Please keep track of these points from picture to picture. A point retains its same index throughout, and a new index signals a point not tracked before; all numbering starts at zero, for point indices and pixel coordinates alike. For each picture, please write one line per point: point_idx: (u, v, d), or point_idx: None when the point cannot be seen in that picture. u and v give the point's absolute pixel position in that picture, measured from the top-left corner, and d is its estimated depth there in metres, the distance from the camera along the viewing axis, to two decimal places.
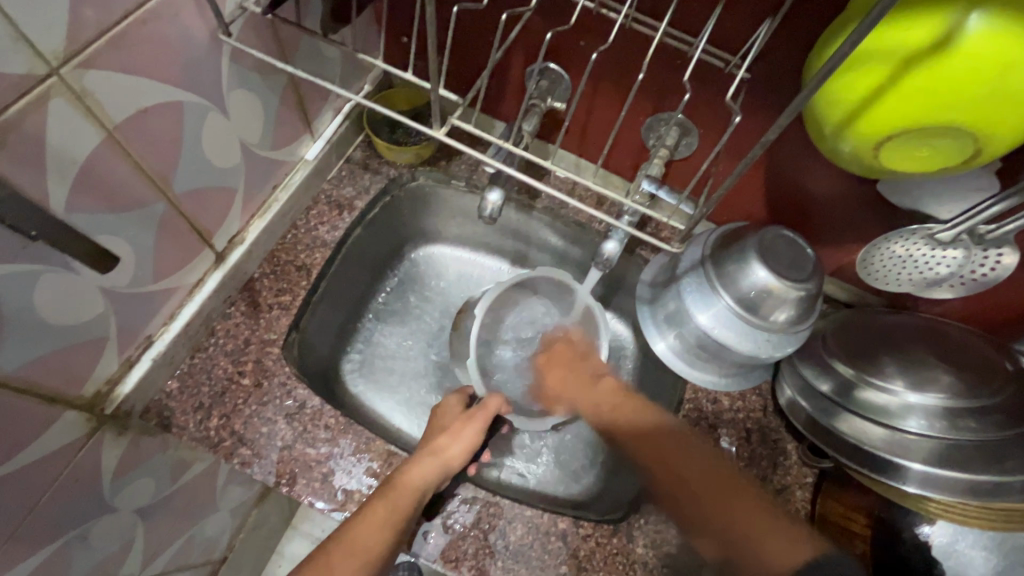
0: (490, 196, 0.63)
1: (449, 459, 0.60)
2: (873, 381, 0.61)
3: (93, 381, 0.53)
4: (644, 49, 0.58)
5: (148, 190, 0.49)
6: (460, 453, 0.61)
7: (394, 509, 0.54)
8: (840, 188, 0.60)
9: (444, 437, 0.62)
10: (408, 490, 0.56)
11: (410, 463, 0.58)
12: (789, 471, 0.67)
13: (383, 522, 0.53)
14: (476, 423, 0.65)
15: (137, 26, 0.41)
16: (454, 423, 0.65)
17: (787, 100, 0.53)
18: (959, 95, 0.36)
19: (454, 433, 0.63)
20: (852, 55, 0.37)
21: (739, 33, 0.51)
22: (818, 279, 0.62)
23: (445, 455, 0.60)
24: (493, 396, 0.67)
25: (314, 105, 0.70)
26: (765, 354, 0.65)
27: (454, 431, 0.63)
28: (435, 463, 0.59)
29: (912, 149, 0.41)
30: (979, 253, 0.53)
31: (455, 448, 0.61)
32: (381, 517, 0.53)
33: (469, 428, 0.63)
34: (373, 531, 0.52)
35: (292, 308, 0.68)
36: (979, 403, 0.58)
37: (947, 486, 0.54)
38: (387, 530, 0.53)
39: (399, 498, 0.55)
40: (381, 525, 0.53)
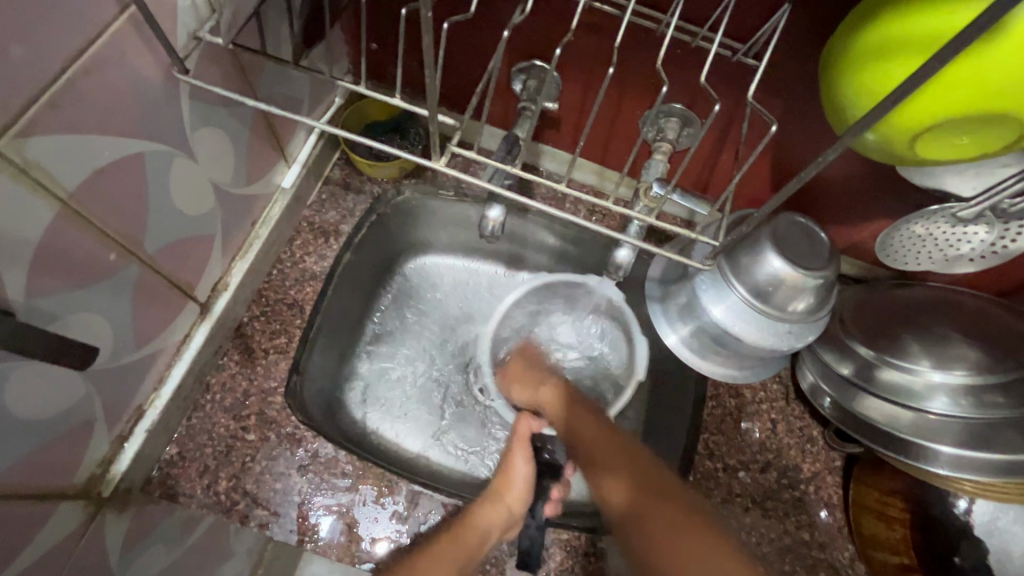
0: (490, 213, 0.59)
1: (511, 501, 0.58)
2: (896, 362, 0.60)
3: (84, 465, 0.49)
4: (641, 44, 0.54)
5: (117, 255, 0.44)
6: (520, 494, 0.59)
7: (456, 551, 0.53)
8: (856, 170, 0.57)
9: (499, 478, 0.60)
10: (473, 533, 0.55)
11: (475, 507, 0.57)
12: (818, 457, 0.67)
13: (446, 559, 0.52)
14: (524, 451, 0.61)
15: (79, 79, 0.35)
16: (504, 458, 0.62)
17: (800, 86, 0.50)
18: (1002, 84, 0.33)
19: (509, 468, 0.60)
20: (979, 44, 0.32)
21: (748, 21, 0.47)
22: (835, 263, 0.60)
23: (506, 497, 0.58)
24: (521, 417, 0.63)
25: (287, 130, 0.64)
26: (785, 345, 0.63)
27: (507, 468, 0.61)
28: (501, 514, 0.57)
29: (948, 138, 0.39)
30: (1001, 228, 0.52)
31: (514, 490, 0.59)
32: (443, 555, 0.52)
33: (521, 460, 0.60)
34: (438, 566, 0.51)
35: (290, 350, 0.64)
36: (1003, 376, 0.57)
37: (981, 466, 0.54)
38: (453, 561, 0.52)
39: (459, 543, 0.54)
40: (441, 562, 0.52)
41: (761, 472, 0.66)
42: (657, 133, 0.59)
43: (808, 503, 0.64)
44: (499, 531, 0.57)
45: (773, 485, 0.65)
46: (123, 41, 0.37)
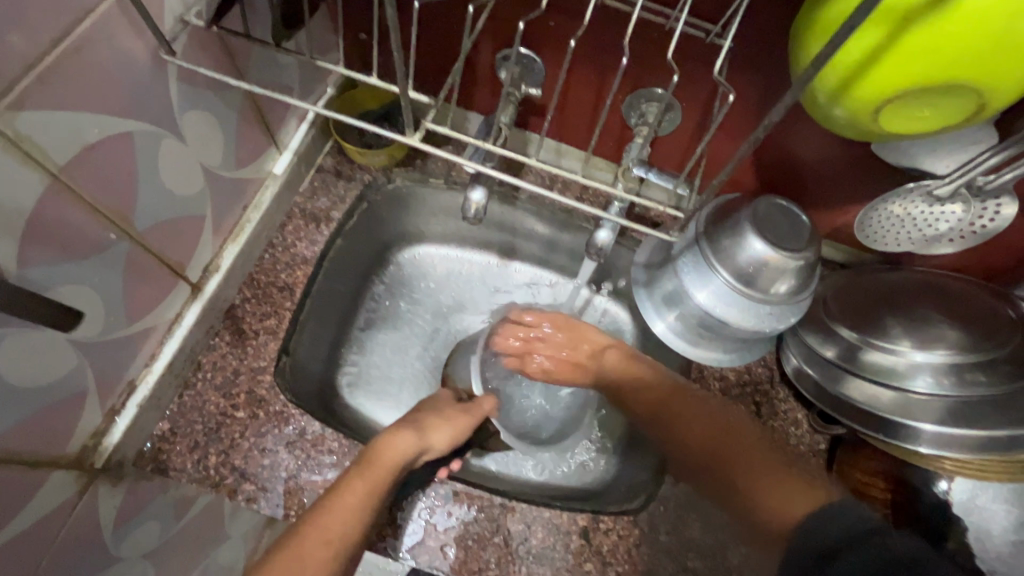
0: (472, 196, 0.60)
1: (429, 442, 0.58)
2: (879, 343, 0.60)
3: (77, 437, 0.51)
4: (617, 28, 0.55)
5: (107, 229, 0.45)
6: (447, 440, 0.59)
7: (369, 483, 0.51)
8: (834, 151, 0.57)
9: (431, 419, 0.60)
10: (385, 465, 0.53)
11: (390, 435, 0.55)
12: (802, 440, 0.67)
13: (362, 498, 0.50)
14: (468, 417, 0.63)
15: (67, 57, 0.37)
16: (444, 408, 0.62)
17: (772, 66, 0.51)
18: (960, 50, 0.34)
19: (442, 417, 0.60)
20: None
21: (717, 1, 0.48)
22: (816, 245, 0.61)
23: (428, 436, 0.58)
24: (486, 395, 0.66)
25: (278, 117, 0.66)
26: (767, 327, 0.64)
27: (441, 415, 0.61)
28: (416, 441, 0.56)
29: (913, 109, 0.39)
30: (977, 206, 0.52)
31: (440, 433, 0.59)
32: (362, 487, 0.51)
33: (459, 419, 0.61)
34: (348, 511, 0.49)
35: (279, 330, 0.65)
36: (984, 354, 0.57)
37: (959, 444, 0.55)
38: (364, 507, 0.50)
39: (377, 470, 0.52)
40: (357, 505, 0.50)
41: None
42: (639, 117, 0.60)
43: None
44: (410, 461, 0.56)
45: None
46: (109, 23, 0.39)
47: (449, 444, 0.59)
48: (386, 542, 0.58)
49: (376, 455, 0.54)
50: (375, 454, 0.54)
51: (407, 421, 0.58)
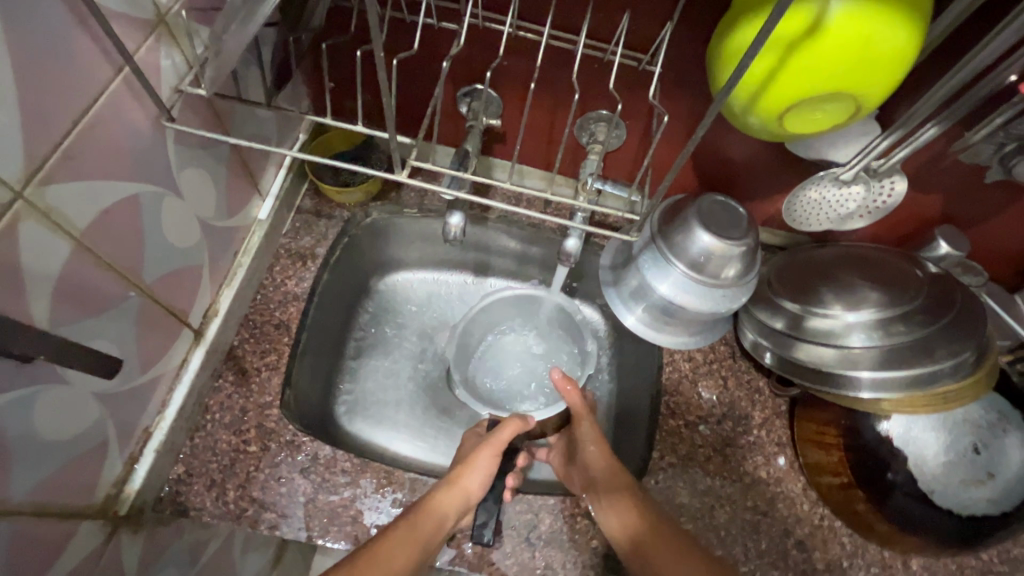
0: (451, 220, 0.66)
1: (468, 491, 0.61)
2: (817, 310, 0.69)
3: (102, 486, 0.53)
4: (562, 63, 0.63)
5: (121, 285, 0.49)
6: (478, 480, 0.62)
7: (417, 532, 0.55)
8: (757, 150, 0.67)
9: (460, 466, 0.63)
10: (432, 518, 0.57)
11: (435, 490, 0.59)
12: (765, 404, 0.75)
13: (409, 544, 0.53)
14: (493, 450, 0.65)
15: (85, 133, 0.41)
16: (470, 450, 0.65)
17: (697, 85, 0.60)
18: (834, 66, 0.43)
19: (473, 461, 0.64)
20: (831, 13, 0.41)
21: (645, 36, 0.57)
22: (754, 232, 0.70)
23: (463, 483, 0.61)
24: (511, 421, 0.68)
25: (259, 165, 0.70)
26: (723, 309, 0.72)
27: (470, 459, 0.64)
28: (460, 494, 0.60)
29: (809, 114, 0.48)
30: (876, 185, 0.63)
31: (474, 478, 0.62)
32: (404, 542, 0.53)
33: (487, 459, 0.64)
34: (399, 551, 0.52)
35: (281, 365, 0.69)
36: (904, 308, 0.66)
37: (894, 384, 0.62)
38: (408, 557, 0.52)
39: (420, 524, 0.55)
40: (403, 551, 0.52)
41: (718, 423, 0.74)
42: (589, 137, 0.68)
43: (762, 446, 0.72)
44: (455, 514, 0.60)
45: (730, 433, 0.73)
46: (119, 99, 0.43)
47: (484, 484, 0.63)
48: None
49: (424, 508, 0.57)
50: (422, 508, 0.57)
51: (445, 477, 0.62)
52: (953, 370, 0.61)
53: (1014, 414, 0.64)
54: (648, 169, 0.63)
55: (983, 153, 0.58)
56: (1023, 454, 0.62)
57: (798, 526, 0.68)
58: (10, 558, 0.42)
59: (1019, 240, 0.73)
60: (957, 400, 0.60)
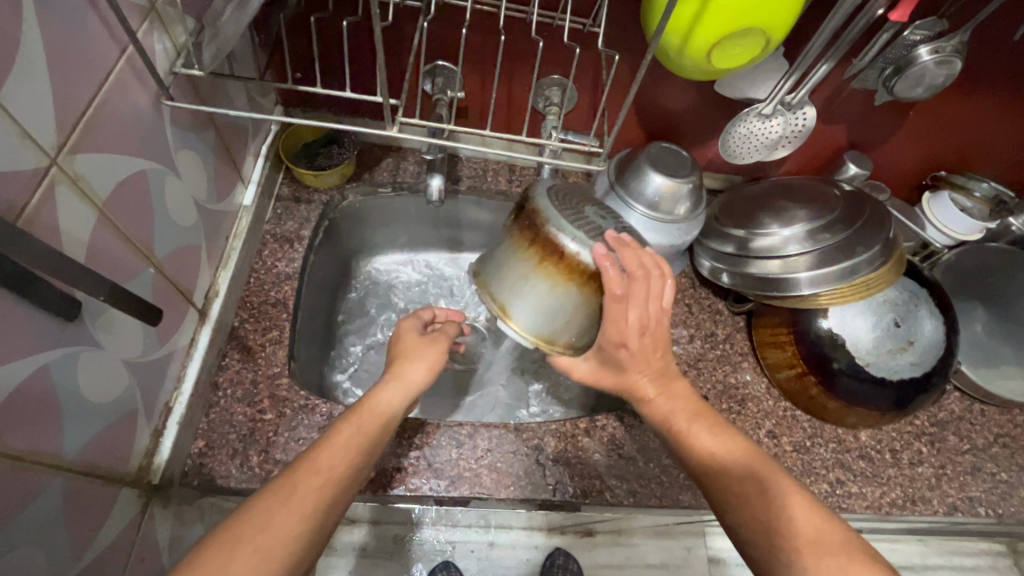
0: (433, 183, 0.72)
1: (410, 383, 0.60)
2: (758, 231, 0.79)
3: (134, 456, 0.55)
4: (516, 32, 0.70)
5: (137, 258, 0.52)
6: (421, 372, 0.62)
7: (358, 433, 0.53)
8: (693, 98, 0.77)
9: (401, 363, 0.62)
10: (376, 415, 0.56)
11: (376, 390, 0.59)
12: (727, 322, 0.85)
13: (347, 444, 0.52)
14: (434, 347, 0.65)
15: (101, 108, 0.45)
16: (411, 348, 0.65)
17: (636, 42, 0.69)
18: (743, 5, 0.53)
19: (414, 358, 0.63)
20: None
21: (588, 2, 0.65)
22: (697, 170, 0.80)
23: (407, 378, 0.61)
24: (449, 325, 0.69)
25: (240, 153, 0.74)
26: (680, 240, 0.81)
27: (411, 354, 0.63)
28: (399, 389, 0.59)
29: (730, 51, 0.58)
30: (790, 115, 0.73)
31: (414, 369, 0.62)
32: (349, 438, 0.52)
33: (429, 351, 0.64)
34: (337, 454, 0.50)
35: (283, 339, 0.72)
36: (827, 219, 0.77)
37: (827, 280, 0.73)
38: (351, 450, 0.51)
39: (363, 420, 0.55)
40: (345, 447, 0.51)
41: (690, 343, 0.83)
42: (546, 101, 0.76)
43: (730, 357, 0.82)
44: (401, 409, 0.59)
45: (699, 350, 0.82)
46: (124, 78, 0.47)
47: (429, 373, 0.63)
48: (417, 486, 0.67)
49: (364, 408, 0.56)
50: (363, 409, 0.56)
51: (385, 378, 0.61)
52: (870, 261, 0.72)
53: (922, 292, 0.76)
54: (601, 116, 0.71)
55: (870, 78, 0.70)
56: (931, 324, 0.73)
57: (767, 419, 0.78)
58: (62, 510, 0.44)
59: (911, 157, 0.86)
60: (877, 285, 0.72)
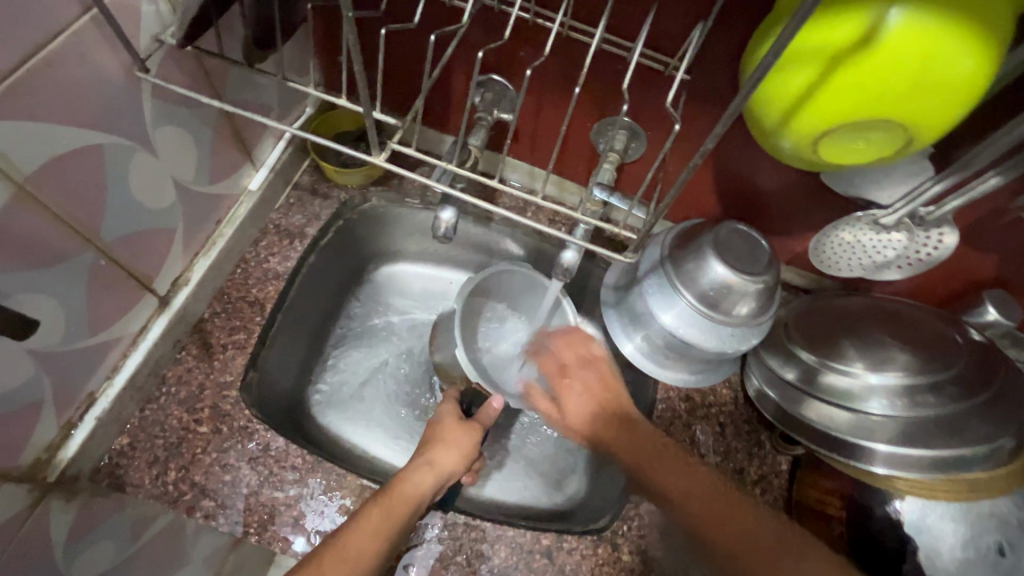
0: (442, 215, 0.62)
1: (442, 468, 0.58)
2: (835, 365, 0.61)
3: (30, 448, 0.50)
4: (582, 57, 0.57)
5: (73, 241, 0.46)
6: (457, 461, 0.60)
7: (387, 516, 0.51)
8: (790, 179, 0.60)
9: (436, 446, 0.60)
10: (405, 500, 0.53)
11: (407, 470, 0.56)
12: (765, 461, 0.68)
13: (377, 530, 0.49)
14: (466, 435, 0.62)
15: (39, 71, 0.38)
16: (444, 428, 0.62)
17: (728, 97, 0.53)
18: (882, 89, 0.37)
19: (448, 441, 0.61)
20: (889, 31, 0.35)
21: (674, 38, 0.51)
22: (775, 270, 0.63)
23: (442, 463, 0.59)
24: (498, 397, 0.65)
25: (254, 134, 0.67)
26: (730, 349, 0.65)
27: (444, 439, 0.61)
28: (430, 473, 0.57)
29: (849, 144, 0.42)
30: (921, 235, 0.55)
31: (449, 454, 0.60)
32: (376, 524, 0.50)
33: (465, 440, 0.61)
34: (368, 539, 0.48)
35: (248, 345, 0.65)
36: (934, 378, 0.59)
37: (912, 464, 0.55)
38: (380, 539, 0.49)
39: (397, 505, 0.52)
40: (376, 533, 0.49)
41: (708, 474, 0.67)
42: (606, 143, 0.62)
43: None
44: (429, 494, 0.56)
45: None
46: (84, 40, 0.40)
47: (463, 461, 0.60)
48: None
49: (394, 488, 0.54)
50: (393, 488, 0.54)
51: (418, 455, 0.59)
52: (984, 457, 0.54)
53: None
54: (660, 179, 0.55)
55: None
56: None
57: None
58: None
59: None
60: (987, 491, 0.54)
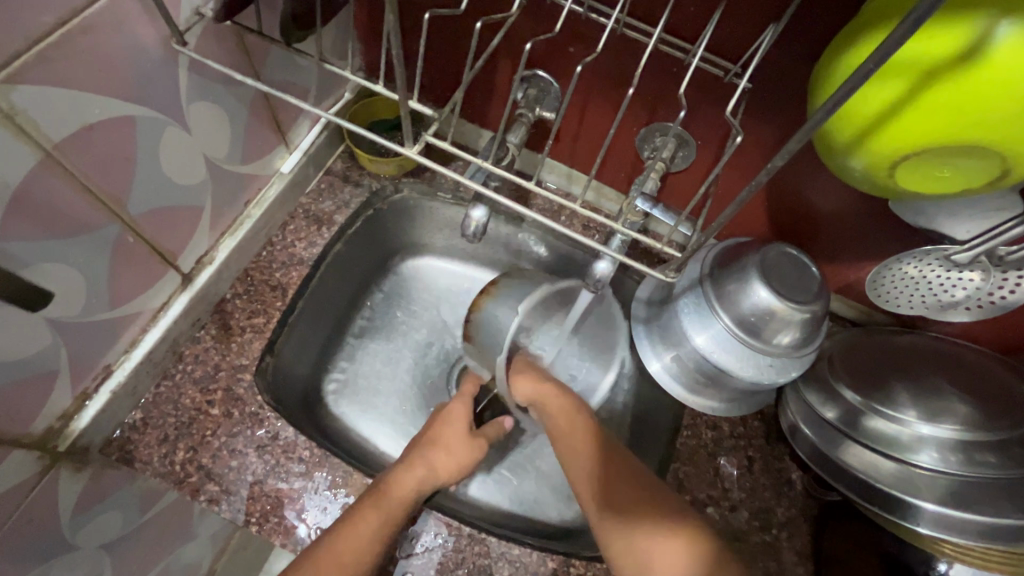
0: (473, 213, 0.59)
1: (438, 472, 0.57)
2: (884, 410, 0.56)
3: (44, 417, 0.50)
4: (635, 57, 0.53)
5: (97, 213, 0.45)
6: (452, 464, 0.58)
7: (384, 517, 0.52)
8: (851, 202, 0.55)
9: (433, 449, 0.59)
10: (401, 499, 0.54)
11: (402, 469, 0.55)
12: (794, 502, 0.64)
13: (371, 534, 0.51)
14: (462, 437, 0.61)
15: (74, 37, 0.37)
16: (441, 433, 0.60)
17: (792, 109, 0.49)
18: (981, 112, 0.32)
19: (447, 445, 0.59)
20: (997, 46, 0.30)
21: (738, 41, 0.47)
22: (825, 299, 0.58)
23: (436, 466, 0.57)
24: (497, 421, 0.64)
25: (290, 117, 0.66)
26: (767, 380, 0.60)
27: (438, 443, 0.59)
28: (426, 477, 0.56)
29: (930, 169, 0.38)
30: (997, 276, 0.50)
31: (447, 459, 0.58)
32: (368, 525, 0.51)
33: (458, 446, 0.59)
34: (361, 542, 0.50)
35: (266, 330, 0.64)
36: (995, 437, 0.54)
37: (964, 528, 0.50)
38: (374, 543, 0.51)
39: (391, 507, 0.53)
40: (367, 537, 0.51)
41: (731, 511, 0.63)
42: (652, 150, 0.59)
43: (779, 551, 0.61)
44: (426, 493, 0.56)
45: (743, 526, 0.62)
46: (122, 8, 0.39)
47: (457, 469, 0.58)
48: None
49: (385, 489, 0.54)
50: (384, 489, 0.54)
51: (418, 448, 0.58)
52: None
53: None
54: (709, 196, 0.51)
55: None
56: None
57: None
58: None
59: None
60: None
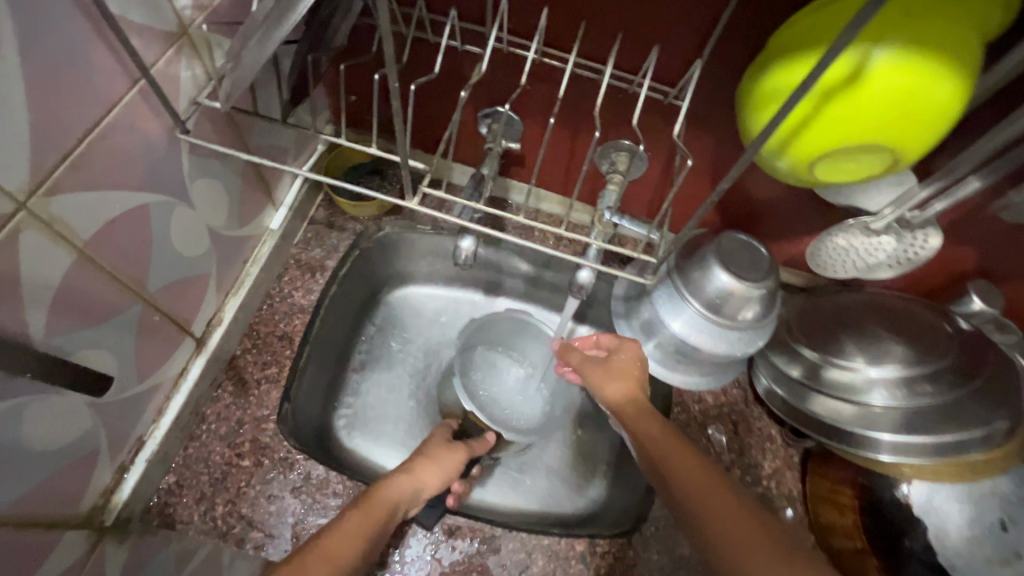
0: (462, 244, 0.65)
1: (423, 482, 0.60)
2: (837, 361, 0.66)
3: (88, 494, 0.52)
4: (587, 90, 0.60)
5: (124, 296, 0.48)
6: (439, 479, 0.62)
7: (367, 521, 0.53)
8: (784, 190, 0.64)
9: (421, 461, 0.62)
10: (383, 505, 0.55)
11: (389, 478, 0.58)
12: (777, 454, 0.72)
13: (358, 532, 0.51)
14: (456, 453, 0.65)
15: (96, 144, 0.41)
16: (434, 447, 0.65)
17: (726, 121, 0.57)
18: (870, 118, 0.41)
19: (432, 458, 0.63)
20: (869, 70, 0.39)
21: (674, 71, 0.55)
22: (775, 274, 0.66)
23: (421, 473, 0.61)
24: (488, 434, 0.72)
25: (274, 177, 0.70)
26: (738, 351, 0.68)
27: (432, 454, 0.63)
28: (409, 480, 0.59)
29: (842, 164, 0.46)
30: (908, 237, 0.60)
31: (433, 474, 0.62)
32: (356, 527, 0.51)
33: (446, 457, 0.64)
34: (348, 541, 0.50)
35: (280, 379, 0.68)
36: (930, 368, 0.63)
37: (917, 450, 0.59)
38: (357, 543, 0.50)
39: (373, 512, 0.54)
40: (354, 536, 0.50)
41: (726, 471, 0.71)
42: (609, 165, 0.63)
43: (771, 498, 0.70)
44: (404, 505, 0.58)
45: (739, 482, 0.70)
46: (135, 111, 0.43)
47: (443, 479, 0.62)
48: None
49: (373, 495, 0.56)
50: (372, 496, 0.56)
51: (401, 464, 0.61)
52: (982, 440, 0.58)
53: None
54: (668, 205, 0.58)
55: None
56: None
57: None
58: None
59: None
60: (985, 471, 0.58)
